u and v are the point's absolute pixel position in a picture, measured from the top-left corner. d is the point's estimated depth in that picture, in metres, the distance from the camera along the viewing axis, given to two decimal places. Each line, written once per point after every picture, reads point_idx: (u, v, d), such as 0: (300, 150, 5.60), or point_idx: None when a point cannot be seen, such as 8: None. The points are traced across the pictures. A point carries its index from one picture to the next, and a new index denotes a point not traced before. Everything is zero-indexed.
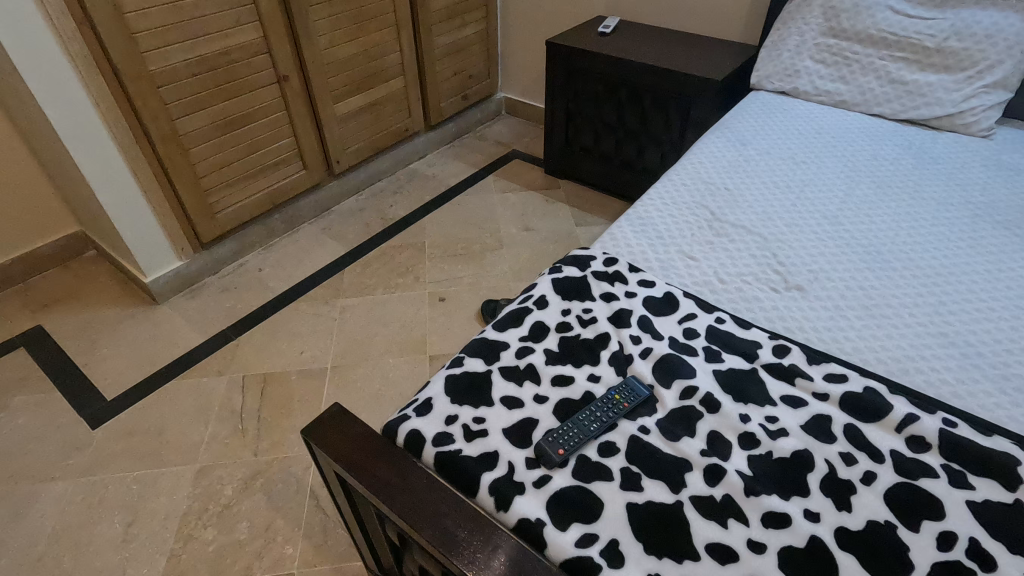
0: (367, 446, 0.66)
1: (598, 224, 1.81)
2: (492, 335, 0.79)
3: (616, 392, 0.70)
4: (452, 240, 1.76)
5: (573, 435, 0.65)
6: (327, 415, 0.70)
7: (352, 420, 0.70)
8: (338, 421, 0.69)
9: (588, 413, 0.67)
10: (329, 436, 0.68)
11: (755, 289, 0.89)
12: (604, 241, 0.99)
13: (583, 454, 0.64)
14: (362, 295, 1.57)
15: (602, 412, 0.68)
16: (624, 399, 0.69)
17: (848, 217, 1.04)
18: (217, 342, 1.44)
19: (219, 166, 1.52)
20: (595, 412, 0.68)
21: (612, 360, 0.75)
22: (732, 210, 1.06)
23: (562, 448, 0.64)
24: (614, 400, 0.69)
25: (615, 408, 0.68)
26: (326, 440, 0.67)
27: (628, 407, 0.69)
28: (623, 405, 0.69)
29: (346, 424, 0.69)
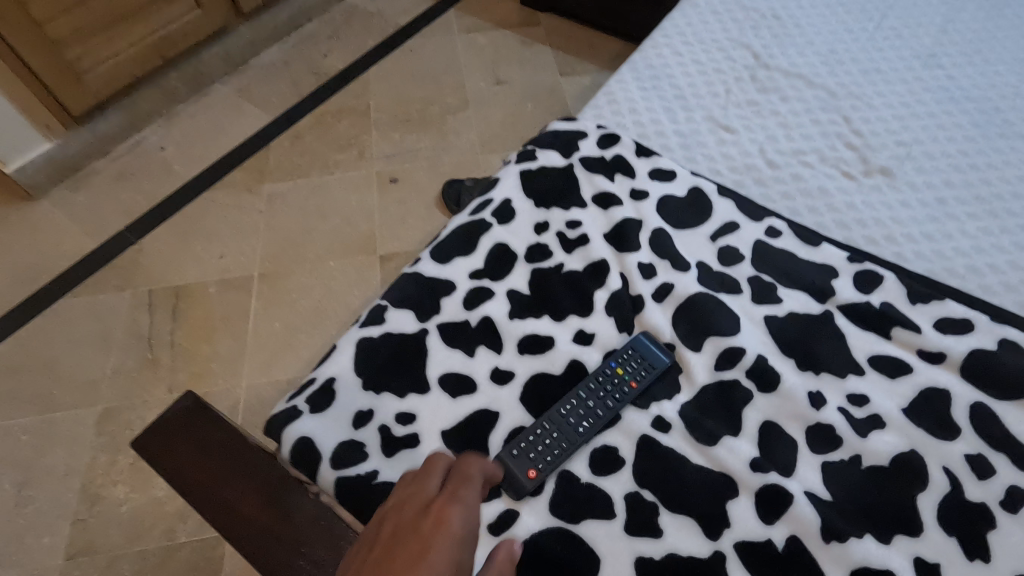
0: (237, 468, 0.43)
1: (588, 73, 1.43)
2: (430, 271, 0.52)
3: (617, 362, 0.45)
4: (404, 100, 1.39)
5: (552, 442, 0.42)
6: (171, 414, 0.45)
7: (213, 421, 0.45)
8: (191, 424, 0.45)
9: (574, 402, 0.43)
10: (176, 451, 0.44)
11: (821, 175, 0.60)
12: (598, 106, 0.67)
13: (567, 471, 0.42)
14: (293, 178, 1.25)
15: (595, 399, 0.44)
16: (629, 376, 0.45)
17: (951, 56, 0.71)
18: (113, 248, 1.15)
19: (67, 5, 1.10)
20: (584, 401, 0.44)
21: (611, 308, 0.49)
22: (783, 50, 0.73)
23: (535, 468, 0.41)
24: (614, 378, 0.45)
25: (615, 393, 0.44)
26: (171, 460, 0.43)
27: (636, 390, 0.44)
28: (629, 386, 0.44)
29: (203, 429, 0.45)
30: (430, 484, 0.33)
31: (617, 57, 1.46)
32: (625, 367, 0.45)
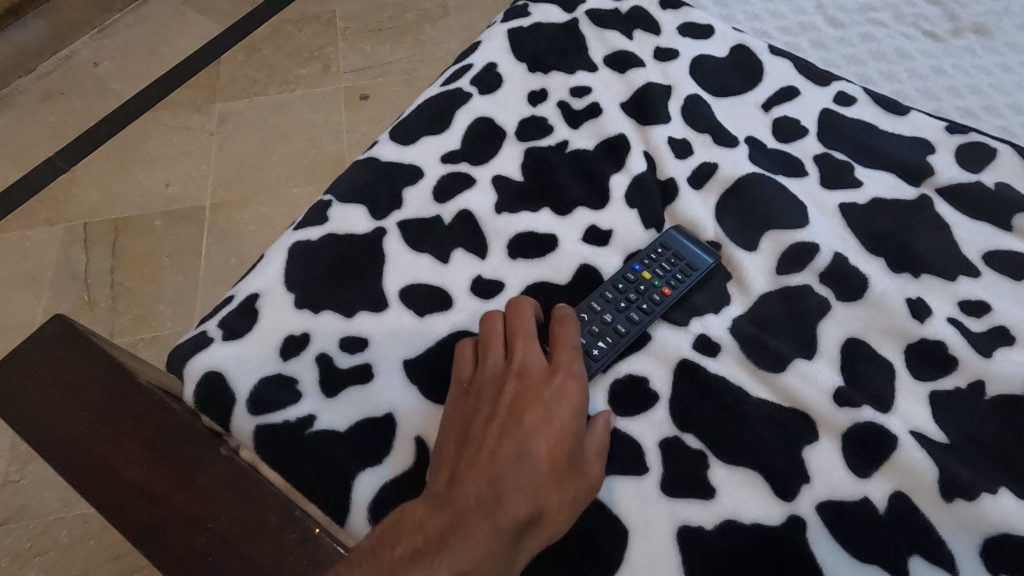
0: (119, 412, 0.31)
1: None
2: (390, 155, 0.39)
3: (643, 266, 0.33)
4: (375, 5, 1.21)
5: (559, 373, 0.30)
6: (29, 341, 0.33)
7: (87, 349, 0.33)
8: (56, 353, 0.32)
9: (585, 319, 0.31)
10: (31, 390, 0.31)
11: (897, 35, 0.47)
12: None
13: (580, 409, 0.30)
14: (249, 95, 1.09)
15: (614, 313, 0.32)
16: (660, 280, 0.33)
17: None
18: (41, 177, 1.00)
19: None
20: (600, 316, 0.32)
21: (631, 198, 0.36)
22: None
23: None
24: (639, 285, 0.32)
25: (642, 303, 0.32)
26: (25, 404, 0.31)
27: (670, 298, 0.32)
28: (660, 294, 0.32)
29: (73, 360, 0.32)
30: (533, 350, 0.29)
31: None
32: (652, 271, 0.33)
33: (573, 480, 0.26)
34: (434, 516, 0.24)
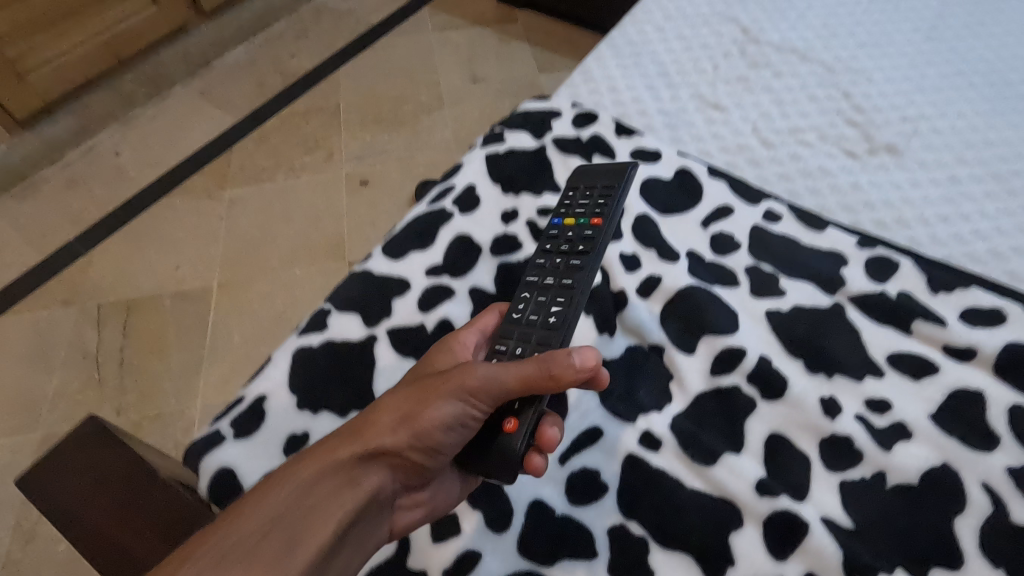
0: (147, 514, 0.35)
1: (567, 68, 1.38)
2: (382, 268, 0.45)
3: (564, 217, 0.42)
4: (376, 98, 1.33)
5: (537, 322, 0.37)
6: (68, 443, 0.37)
7: (118, 451, 0.37)
8: (93, 456, 0.37)
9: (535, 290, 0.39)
10: (71, 494, 0.35)
11: (821, 154, 0.54)
12: (575, 84, 0.60)
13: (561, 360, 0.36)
14: (257, 182, 1.18)
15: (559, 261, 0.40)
16: (582, 225, 0.41)
17: (954, 28, 0.66)
18: (61, 260, 1.07)
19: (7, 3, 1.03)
20: (549, 268, 0.40)
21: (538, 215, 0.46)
22: (775, 24, 0.67)
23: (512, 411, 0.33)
24: (574, 235, 0.41)
25: (577, 241, 0.40)
26: (64, 506, 0.35)
27: (600, 225, 0.41)
28: (590, 225, 0.41)
29: (106, 462, 0.37)
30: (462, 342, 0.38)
31: None
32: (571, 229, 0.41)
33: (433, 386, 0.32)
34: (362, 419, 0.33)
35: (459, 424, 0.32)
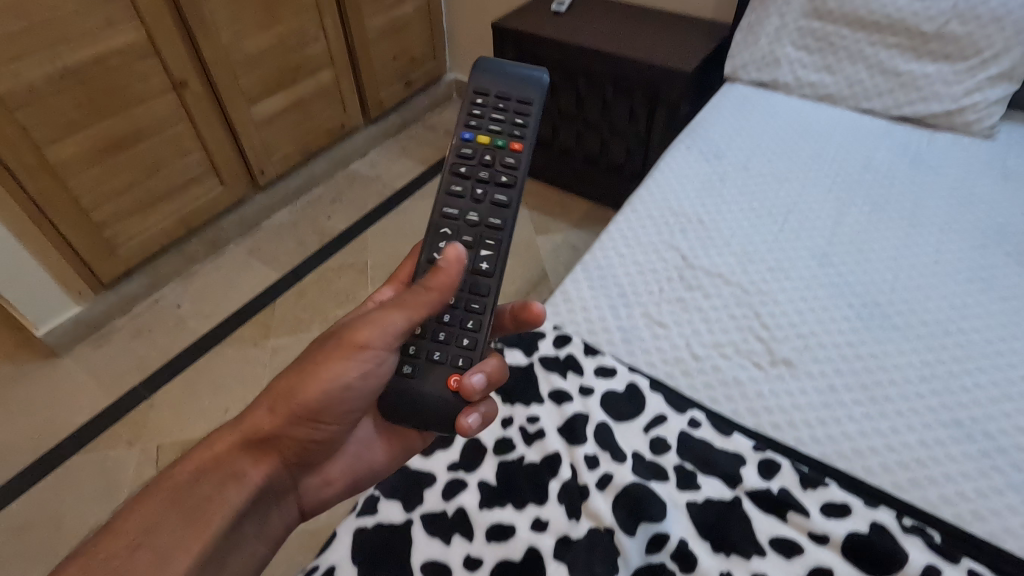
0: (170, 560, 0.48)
1: (560, 231, 1.64)
2: (417, 463, 0.65)
3: (486, 135, 0.64)
4: (398, 256, 1.57)
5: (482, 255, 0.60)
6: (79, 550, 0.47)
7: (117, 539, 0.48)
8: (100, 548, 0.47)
9: (474, 218, 0.62)
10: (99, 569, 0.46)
11: (735, 366, 0.74)
12: (556, 305, 0.82)
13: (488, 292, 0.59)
14: (296, 332, 1.39)
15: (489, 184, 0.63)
16: (500, 149, 0.63)
17: (841, 254, 0.89)
18: (126, 403, 1.26)
19: (111, 196, 1.29)
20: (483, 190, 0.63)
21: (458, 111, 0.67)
22: (706, 251, 0.90)
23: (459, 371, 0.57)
24: (495, 162, 0.63)
25: (501, 164, 0.63)
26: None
27: (516, 149, 0.63)
28: (509, 147, 0.63)
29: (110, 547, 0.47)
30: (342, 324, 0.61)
31: (585, 217, 1.69)
32: (488, 152, 0.64)
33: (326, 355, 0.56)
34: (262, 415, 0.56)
35: (360, 372, 0.56)
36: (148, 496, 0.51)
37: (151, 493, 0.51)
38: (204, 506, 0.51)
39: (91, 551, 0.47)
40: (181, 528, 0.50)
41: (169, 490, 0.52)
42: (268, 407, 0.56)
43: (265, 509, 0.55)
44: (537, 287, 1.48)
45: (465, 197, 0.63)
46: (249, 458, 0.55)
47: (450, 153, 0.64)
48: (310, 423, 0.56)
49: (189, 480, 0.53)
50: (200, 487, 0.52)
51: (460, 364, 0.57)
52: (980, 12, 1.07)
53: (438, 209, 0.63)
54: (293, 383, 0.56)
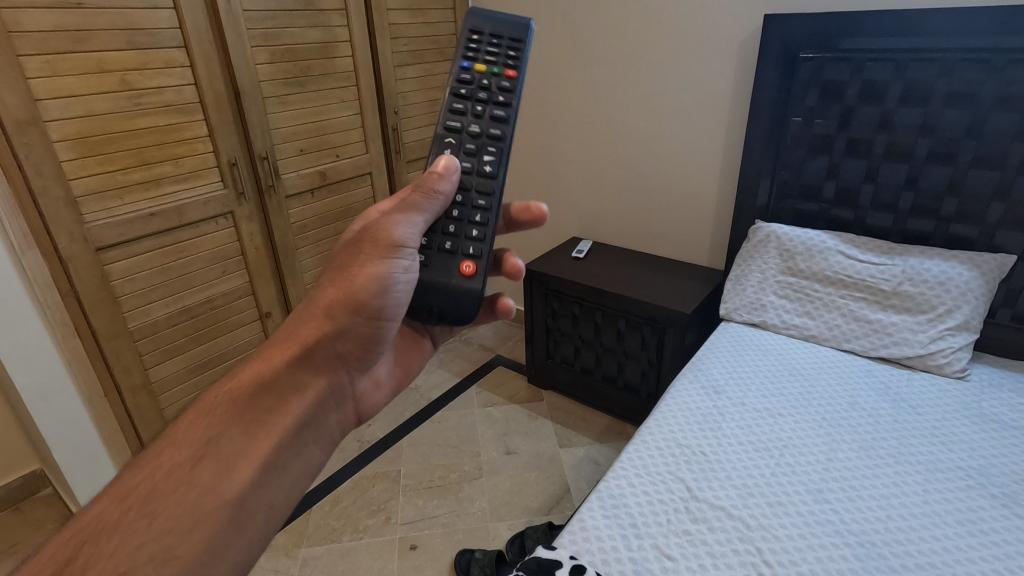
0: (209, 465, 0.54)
1: (583, 444, 1.74)
2: None
3: (478, 67, 0.81)
4: (429, 466, 1.68)
5: (490, 152, 0.78)
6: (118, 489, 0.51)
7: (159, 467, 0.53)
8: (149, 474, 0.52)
9: (475, 129, 0.79)
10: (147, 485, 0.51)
11: None
12: (573, 532, 0.91)
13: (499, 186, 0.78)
14: (328, 542, 1.44)
15: (478, 106, 0.80)
16: (495, 78, 0.81)
17: (835, 491, 0.98)
18: None
19: (188, 407, 1.50)
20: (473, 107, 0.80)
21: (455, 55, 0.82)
22: (709, 484, 0.99)
23: (468, 258, 0.75)
24: (491, 86, 0.81)
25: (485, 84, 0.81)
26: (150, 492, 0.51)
27: (510, 76, 0.81)
28: (506, 76, 0.81)
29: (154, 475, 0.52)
30: (347, 237, 0.71)
31: (605, 431, 1.80)
32: (484, 78, 0.81)
33: (371, 255, 0.66)
34: (312, 322, 0.64)
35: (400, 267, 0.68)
36: (207, 406, 0.58)
37: (203, 407, 0.58)
38: (267, 416, 0.58)
39: (191, 423, 0.57)
40: (246, 433, 0.57)
41: (231, 402, 0.58)
42: (317, 319, 0.65)
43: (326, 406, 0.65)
44: (561, 502, 1.53)
45: (464, 111, 0.80)
46: (304, 372, 0.63)
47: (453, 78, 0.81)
48: (361, 323, 0.66)
49: (251, 392, 0.59)
50: (268, 388, 0.60)
51: (473, 252, 0.74)
52: (927, 277, 1.29)
53: (444, 124, 0.79)
54: (345, 293, 0.65)
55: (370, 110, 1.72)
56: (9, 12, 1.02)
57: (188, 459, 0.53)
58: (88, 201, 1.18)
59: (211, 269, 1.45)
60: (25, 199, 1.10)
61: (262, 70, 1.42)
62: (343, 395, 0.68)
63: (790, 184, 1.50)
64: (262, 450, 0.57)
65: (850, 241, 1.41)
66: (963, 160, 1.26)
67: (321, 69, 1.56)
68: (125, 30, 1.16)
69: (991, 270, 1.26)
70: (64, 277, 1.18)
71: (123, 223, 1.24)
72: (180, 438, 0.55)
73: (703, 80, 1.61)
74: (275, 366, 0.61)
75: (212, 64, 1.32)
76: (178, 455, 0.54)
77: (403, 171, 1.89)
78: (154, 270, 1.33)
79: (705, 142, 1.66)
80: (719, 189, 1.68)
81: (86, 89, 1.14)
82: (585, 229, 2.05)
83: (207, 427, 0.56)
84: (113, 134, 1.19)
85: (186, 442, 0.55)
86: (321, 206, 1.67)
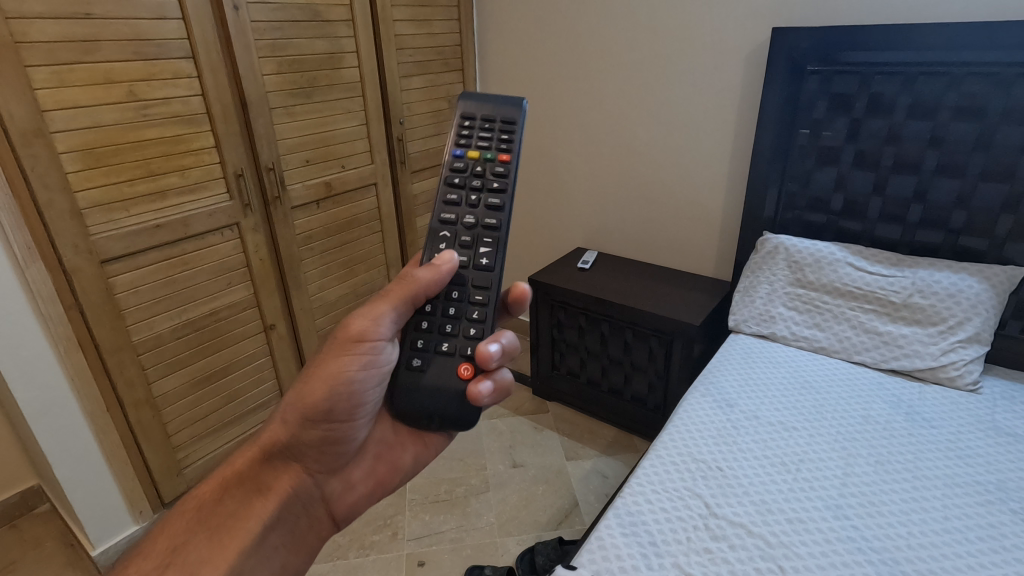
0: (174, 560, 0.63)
1: (590, 457, 1.73)
2: None
3: (472, 154, 0.84)
4: (435, 480, 1.66)
5: (484, 248, 0.80)
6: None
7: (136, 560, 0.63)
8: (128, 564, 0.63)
9: (470, 219, 0.81)
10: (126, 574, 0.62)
11: None
12: (592, 552, 0.90)
13: (495, 279, 0.79)
14: (334, 559, 1.42)
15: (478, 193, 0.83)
16: (488, 161, 0.83)
17: (854, 507, 0.97)
18: None
19: (192, 422, 1.47)
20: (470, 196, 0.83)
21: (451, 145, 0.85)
22: (727, 500, 0.98)
23: (466, 359, 0.76)
24: (485, 171, 0.83)
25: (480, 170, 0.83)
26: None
27: (504, 162, 0.83)
28: (499, 163, 0.83)
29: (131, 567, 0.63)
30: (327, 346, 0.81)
31: (612, 443, 1.78)
32: (478, 164, 0.83)
33: (330, 355, 0.74)
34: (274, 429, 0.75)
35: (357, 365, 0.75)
36: (182, 510, 0.68)
37: (184, 509, 0.68)
38: (229, 521, 0.68)
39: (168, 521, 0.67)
40: (211, 538, 0.66)
41: (205, 506, 0.68)
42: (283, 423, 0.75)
43: (291, 507, 0.74)
44: (570, 516, 1.51)
45: (459, 201, 0.82)
46: (270, 475, 0.73)
47: (445, 167, 0.84)
48: (319, 430, 0.75)
49: (223, 494, 0.70)
50: (232, 488, 0.70)
51: (471, 352, 0.76)
52: (937, 289, 1.29)
53: (438, 215, 0.82)
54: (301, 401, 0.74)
55: (376, 120, 1.71)
56: (17, 22, 1.00)
57: (156, 565, 0.63)
58: (93, 213, 1.17)
59: (216, 282, 1.43)
60: (30, 210, 1.08)
61: (269, 81, 1.41)
62: (308, 495, 0.76)
63: (798, 197, 1.51)
64: (223, 555, 0.66)
65: (859, 253, 1.41)
66: (971, 173, 1.27)
67: (327, 80, 1.55)
68: (133, 40, 1.15)
69: (1001, 282, 1.26)
70: (68, 290, 1.16)
71: (128, 235, 1.22)
72: (158, 541, 0.65)
73: (710, 91, 1.61)
74: (242, 469, 0.72)
75: (220, 75, 1.31)
76: (153, 550, 0.64)
77: (408, 182, 1.88)
78: (159, 283, 1.31)
79: (712, 153, 1.66)
80: (725, 200, 1.68)
81: (93, 100, 1.12)
82: (590, 239, 2.05)
83: (179, 525, 0.67)
84: (119, 145, 1.18)
85: (161, 540, 0.65)
86: (327, 217, 1.65)
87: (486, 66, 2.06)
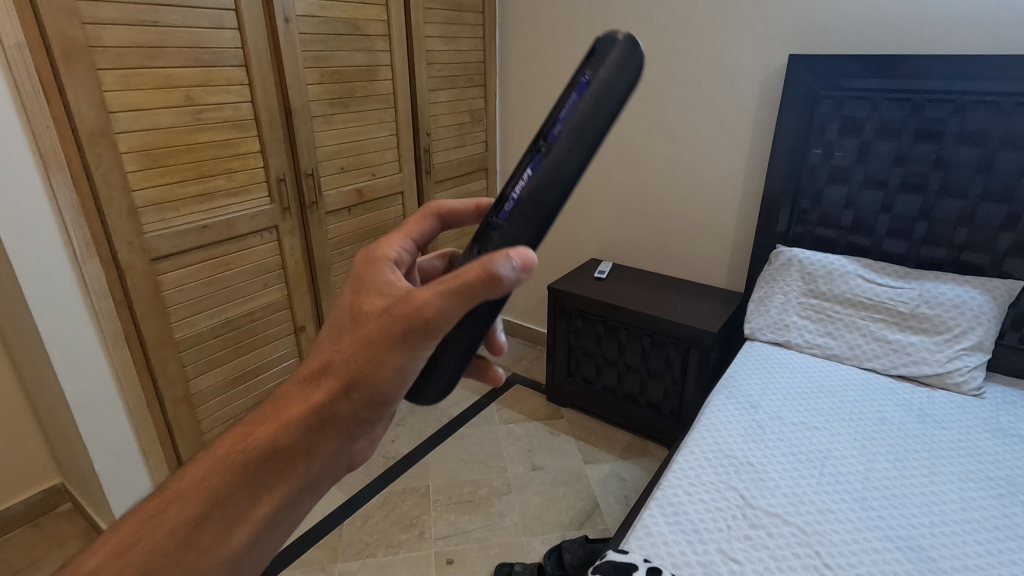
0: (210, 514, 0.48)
1: (607, 460, 1.78)
2: None
3: None
4: (458, 481, 1.69)
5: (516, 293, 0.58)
6: (143, 513, 0.48)
7: (169, 503, 0.48)
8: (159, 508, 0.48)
9: None
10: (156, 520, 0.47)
11: None
12: (640, 537, 0.95)
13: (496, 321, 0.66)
14: (363, 557, 1.44)
15: None
16: None
17: (879, 499, 1.03)
18: None
19: (224, 420, 1.49)
20: None
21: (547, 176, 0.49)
22: (761, 493, 1.04)
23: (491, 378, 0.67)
24: None
25: None
26: (156, 523, 0.47)
27: None
28: None
29: (164, 511, 0.47)
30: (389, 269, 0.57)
31: (628, 447, 1.84)
32: None
33: (395, 332, 0.48)
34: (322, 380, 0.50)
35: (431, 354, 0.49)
36: (216, 451, 0.49)
37: (189, 472, 0.49)
38: (267, 481, 0.49)
39: (199, 467, 0.49)
40: (250, 493, 0.48)
41: (213, 476, 0.48)
42: (332, 383, 0.50)
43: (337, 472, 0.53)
44: (592, 516, 1.56)
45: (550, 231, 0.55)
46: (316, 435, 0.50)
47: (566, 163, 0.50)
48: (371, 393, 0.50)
49: (233, 467, 0.48)
50: (261, 443, 0.48)
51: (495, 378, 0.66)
52: (942, 300, 1.38)
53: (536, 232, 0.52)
54: (359, 359, 0.50)
55: (405, 131, 1.77)
56: (92, 27, 1.05)
57: (189, 516, 0.47)
58: (147, 212, 1.20)
59: (254, 282, 1.46)
60: (90, 207, 1.11)
61: (312, 90, 1.47)
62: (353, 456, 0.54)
63: (810, 212, 1.60)
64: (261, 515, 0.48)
65: (868, 266, 1.50)
66: (974, 194, 1.37)
67: (364, 91, 1.61)
68: (193, 48, 1.20)
69: (1001, 294, 1.35)
70: (118, 285, 1.19)
71: (178, 234, 1.26)
72: (167, 504, 0.48)
73: (725, 112, 1.71)
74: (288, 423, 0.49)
75: (268, 83, 1.36)
76: (184, 494, 0.48)
77: (432, 191, 1.94)
78: (202, 282, 1.34)
79: (727, 170, 1.75)
80: (738, 214, 1.77)
81: (155, 104, 1.17)
82: (604, 251, 2.12)
83: (211, 476, 0.48)
84: (175, 148, 1.22)
85: (192, 485, 0.48)
86: (357, 223, 1.70)
87: (506, 83, 2.15)
